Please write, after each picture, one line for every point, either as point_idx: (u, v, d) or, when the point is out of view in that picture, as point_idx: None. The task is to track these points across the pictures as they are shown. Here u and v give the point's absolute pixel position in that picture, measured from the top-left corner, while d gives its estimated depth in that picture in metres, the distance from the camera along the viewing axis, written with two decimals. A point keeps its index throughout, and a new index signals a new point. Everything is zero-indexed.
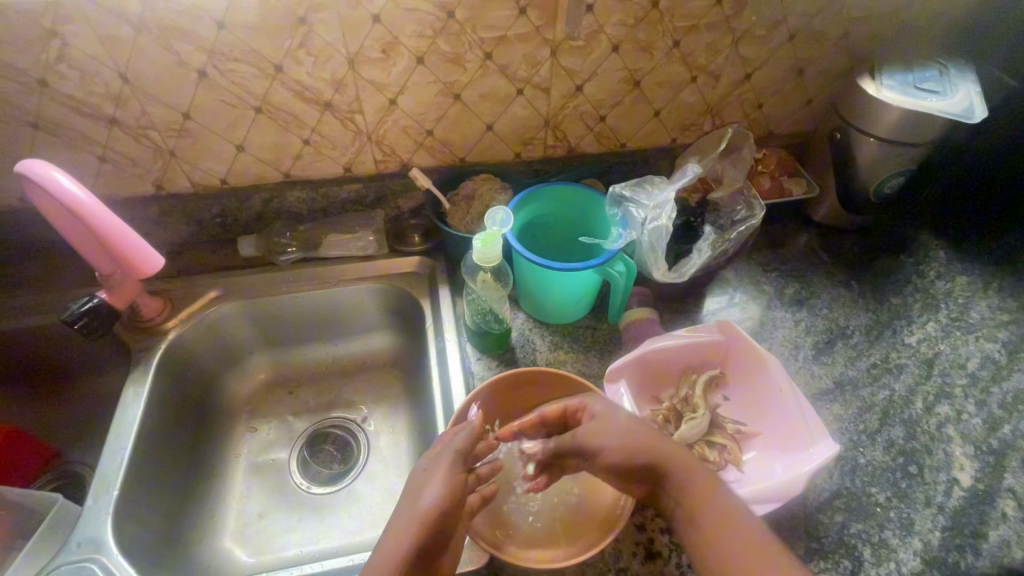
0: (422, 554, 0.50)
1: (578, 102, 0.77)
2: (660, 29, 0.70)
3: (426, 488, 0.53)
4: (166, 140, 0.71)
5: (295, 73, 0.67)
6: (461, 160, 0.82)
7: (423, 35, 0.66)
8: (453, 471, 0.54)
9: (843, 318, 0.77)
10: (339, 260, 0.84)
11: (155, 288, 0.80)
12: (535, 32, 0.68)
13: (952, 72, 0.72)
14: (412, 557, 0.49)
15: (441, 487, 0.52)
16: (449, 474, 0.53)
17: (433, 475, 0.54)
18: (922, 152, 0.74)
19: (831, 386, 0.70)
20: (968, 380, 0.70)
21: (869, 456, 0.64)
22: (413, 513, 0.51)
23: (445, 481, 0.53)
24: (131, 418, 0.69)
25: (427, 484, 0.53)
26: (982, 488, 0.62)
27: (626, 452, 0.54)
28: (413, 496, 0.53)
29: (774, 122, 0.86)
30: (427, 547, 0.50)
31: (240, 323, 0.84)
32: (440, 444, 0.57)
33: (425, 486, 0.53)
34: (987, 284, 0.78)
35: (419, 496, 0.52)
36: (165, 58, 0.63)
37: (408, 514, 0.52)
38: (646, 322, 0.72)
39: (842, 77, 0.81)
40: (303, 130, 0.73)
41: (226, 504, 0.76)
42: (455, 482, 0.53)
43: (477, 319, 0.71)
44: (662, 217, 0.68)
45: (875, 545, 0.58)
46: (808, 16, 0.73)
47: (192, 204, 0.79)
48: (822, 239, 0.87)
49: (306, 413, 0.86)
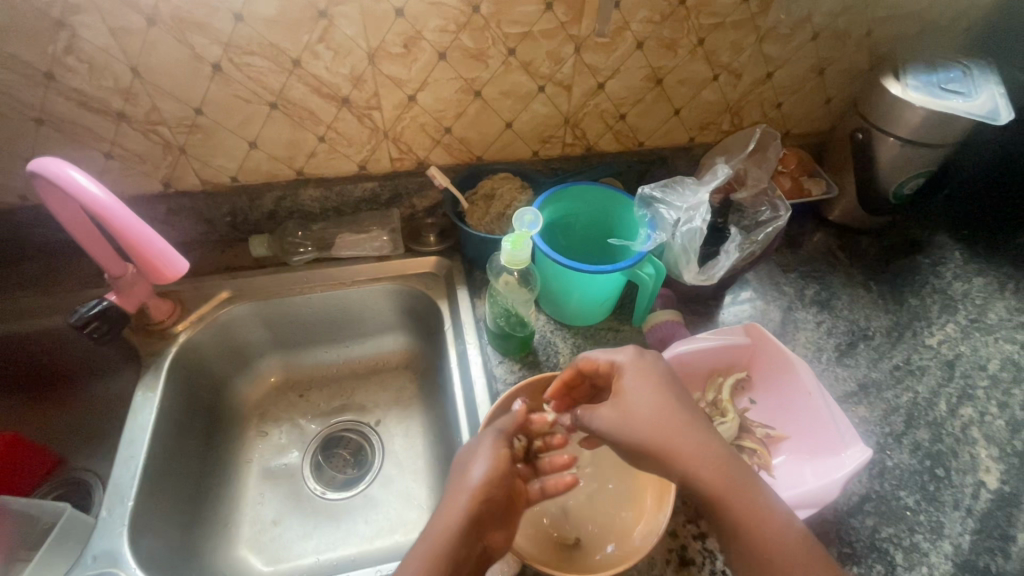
0: (474, 526, 0.49)
1: (600, 100, 0.76)
2: (686, 27, 0.69)
3: (472, 465, 0.52)
4: (177, 137, 0.69)
5: (312, 68, 0.65)
6: (478, 158, 0.80)
7: (447, 30, 0.64)
8: (498, 449, 0.53)
9: (865, 320, 0.77)
10: (352, 260, 0.82)
11: (163, 289, 0.77)
12: (560, 28, 0.66)
13: (975, 73, 0.71)
14: (464, 525, 0.49)
15: (487, 461, 0.52)
16: (495, 449, 0.53)
17: (478, 452, 0.53)
18: (944, 153, 0.74)
19: (855, 388, 0.70)
20: (989, 382, 0.70)
21: (896, 459, 0.65)
22: (463, 486, 0.51)
23: (491, 455, 0.53)
24: (143, 425, 0.67)
25: (474, 460, 0.53)
26: (1009, 490, 0.62)
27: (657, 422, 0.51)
28: (461, 472, 0.53)
29: (793, 121, 0.85)
30: (479, 520, 0.50)
31: (251, 324, 0.81)
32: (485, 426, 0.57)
33: (473, 461, 0.53)
34: (1004, 285, 0.77)
35: (467, 472, 0.52)
36: (179, 51, 0.60)
37: (459, 487, 0.51)
38: (671, 325, 0.71)
39: (862, 76, 0.81)
40: (318, 126, 0.71)
41: (240, 510, 0.75)
42: (501, 458, 0.53)
43: (500, 322, 0.69)
44: (696, 218, 0.68)
45: (906, 549, 0.58)
46: (834, 15, 0.72)
47: (201, 202, 0.77)
48: (839, 239, 0.86)
49: (319, 416, 0.84)
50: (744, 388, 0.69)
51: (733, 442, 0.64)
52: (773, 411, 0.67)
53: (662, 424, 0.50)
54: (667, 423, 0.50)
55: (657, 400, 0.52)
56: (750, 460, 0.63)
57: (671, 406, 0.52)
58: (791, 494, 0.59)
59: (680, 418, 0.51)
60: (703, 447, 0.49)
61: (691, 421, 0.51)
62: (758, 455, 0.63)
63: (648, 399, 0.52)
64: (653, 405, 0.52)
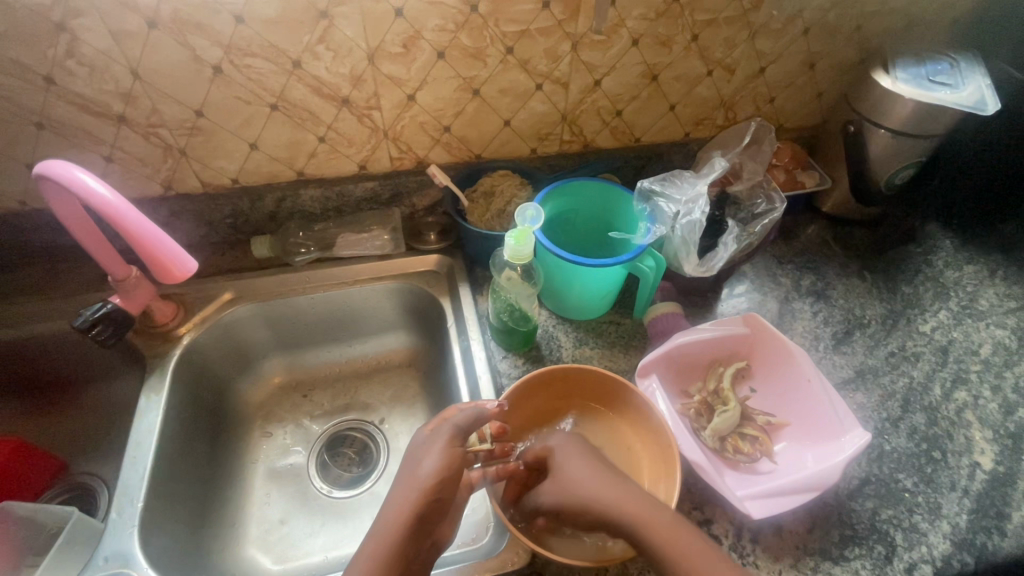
0: (422, 520, 0.54)
1: (597, 97, 0.77)
2: (680, 24, 0.70)
3: (424, 458, 0.57)
4: (178, 139, 0.69)
5: (313, 68, 0.65)
6: (477, 156, 0.81)
7: (445, 29, 0.65)
8: (451, 445, 0.57)
9: (860, 309, 0.78)
10: (354, 260, 0.83)
11: (166, 292, 0.77)
12: (557, 26, 0.67)
13: (962, 65, 0.73)
14: (411, 522, 0.53)
15: (439, 458, 0.56)
16: (449, 447, 0.57)
17: (432, 447, 0.57)
18: (934, 144, 0.75)
19: (852, 374, 0.72)
20: (982, 366, 0.72)
21: (894, 443, 0.66)
22: (414, 484, 0.55)
23: (443, 453, 0.56)
24: (149, 427, 0.67)
25: (426, 455, 0.57)
26: (1003, 470, 0.64)
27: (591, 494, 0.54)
28: (414, 464, 0.57)
29: (785, 115, 0.87)
30: (425, 515, 0.54)
31: (254, 325, 0.82)
32: (442, 418, 0.60)
33: (425, 456, 0.57)
34: (994, 272, 0.79)
35: (419, 467, 0.56)
36: (179, 53, 0.61)
37: (409, 483, 0.55)
38: (672, 316, 0.72)
39: (852, 70, 0.82)
40: (318, 127, 0.71)
41: (247, 510, 0.75)
42: (454, 454, 0.57)
43: (504, 317, 0.70)
44: (695, 211, 0.69)
45: (906, 530, 0.60)
46: (824, 10, 0.73)
47: (202, 204, 0.77)
48: (833, 230, 0.88)
49: (323, 416, 0.84)
50: (745, 377, 0.70)
51: (736, 430, 0.65)
52: (773, 399, 0.68)
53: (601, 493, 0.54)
54: (602, 488, 0.54)
55: (593, 469, 0.57)
56: (752, 447, 0.64)
57: (607, 473, 0.56)
58: (789, 479, 0.60)
59: (614, 483, 0.55)
60: (636, 503, 0.52)
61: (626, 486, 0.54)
62: (760, 443, 0.64)
63: (586, 474, 0.56)
64: (591, 473, 0.56)
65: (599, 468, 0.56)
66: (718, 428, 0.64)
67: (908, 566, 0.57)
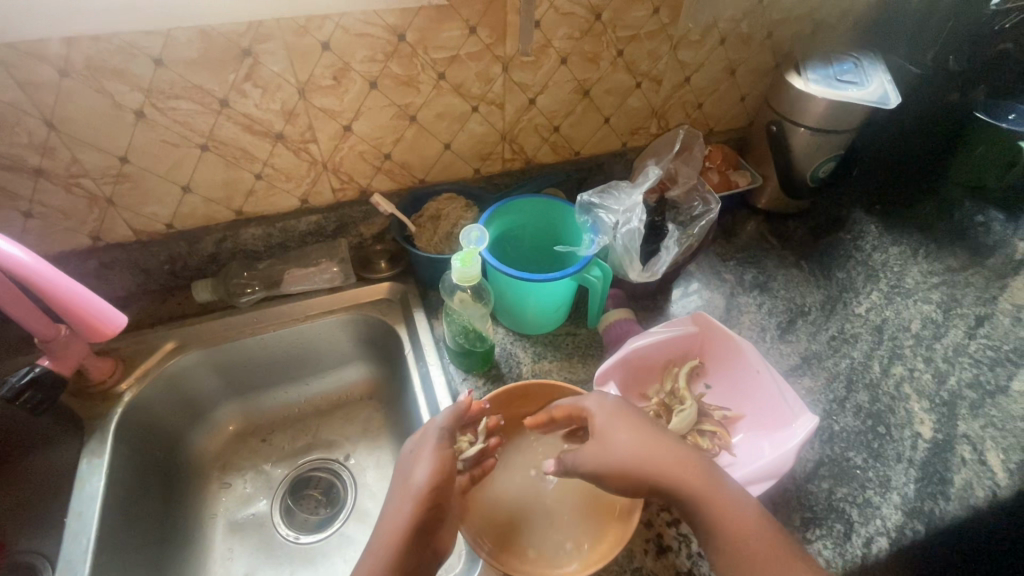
0: (420, 531, 0.52)
1: (532, 115, 0.78)
2: (604, 41, 0.73)
3: (415, 468, 0.55)
4: (103, 188, 0.66)
5: (242, 107, 0.64)
6: (421, 180, 0.81)
7: (374, 59, 0.65)
8: (440, 449, 0.56)
9: (800, 297, 0.84)
10: (302, 296, 0.81)
11: (101, 348, 0.73)
12: (486, 50, 0.69)
13: (865, 63, 0.79)
14: (410, 533, 0.51)
15: (430, 464, 0.54)
16: (437, 452, 0.55)
17: (421, 455, 0.56)
18: (848, 138, 0.81)
19: (798, 361, 0.77)
20: (914, 340, 0.75)
21: (842, 423, 0.71)
22: (407, 493, 0.53)
23: (432, 459, 0.55)
24: (92, 492, 0.63)
25: (417, 464, 0.55)
26: (942, 437, 0.67)
27: (635, 462, 0.53)
28: (405, 475, 0.55)
29: (714, 119, 0.91)
30: (424, 526, 0.52)
31: (203, 373, 0.78)
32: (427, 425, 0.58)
33: (417, 464, 0.55)
34: (917, 251, 0.80)
35: (411, 476, 0.55)
36: (98, 100, 0.59)
37: (403, 495, 0.54)
38: (624, 322, 0.74)
39: (768, 74, 0.88)
40: (254, 164, 0.70)
41: (209, 567, 0.72)
42: (443, 459, 0.55)
43: (460, 339, 0.70)
44: (634, 219, 0.71)
45: (860, 505, 0.63)
46: (736, 20, 0.78)
47: (135, 252, 0.73)
48: (769, 223, 0.94)
49: (284, 459, 0.82)
50: (699, 374, 0.72)
51: (694, 427, 0.67)
52: (728, 393, 0.71)
53: (641, 454, 0.54)
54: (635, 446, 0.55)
55: (631, 431, 0.56)
56: (712, 443, 0.66)
57: (640, 431, 0.56)
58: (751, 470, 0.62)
59: (641, 437, 0.55)
60: (674, 463, 0.54)
61: (661, 443, 0.55)
62: (718, 437, 0.66)
63: (627, 439, 0.55)
64: (628, 436, 0.55)
65: (629, 424, 0.56)
66: (678, 428, 0.65)
67: (866, 540, 0.60)
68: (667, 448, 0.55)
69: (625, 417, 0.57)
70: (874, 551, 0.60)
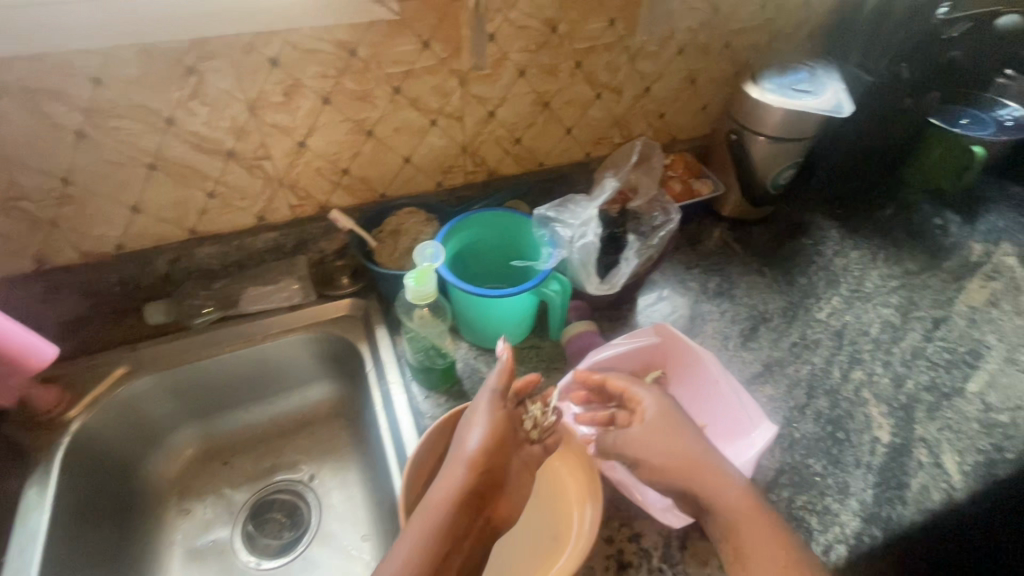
0: (473, 493, 0.55)
1: (492, 127, 0.78)
2: (561, 53, 0.73)
3: (469, 433, 0.58)
4: (45, 210, 0.64)
5: (189, 125, 0.63)
6: (382, 195, 0.80)
7: (326, 75, 0.64)
8: (494, 413, 0.59)
9: (763, 303, 0.83)
10: (261, 315, 0.80)
11: (48, 375, 0.71)
12: (441, 64, 0.68)
13: (820, 72, 0.80)
14: (461, 495, 0.54)
15: (485, 428, 0.58)
16: (490, 415, 0.59)
17: (474, 420, 0.59)
18: (806, 145, 0.82)
19: (760, 368, 0.76)
20: (873, 345, 0.77)
21: (803, 430, 0.70)
22: (460, 457, 0.56)
23: (488, 423, 0.58)
24: (36, 526, 0.61)
25: (470, 430, 0.58)
26: (899, 441, 0.68)
27: (674, 468, 0.57)
28: (458, 442, 0.58)
29: (676, 128, 0.92)
30: (474, 490, 0.55)
31: (159, 397, 0.76)
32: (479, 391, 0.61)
33: (470, 429, 0.58)
34: (876, 255, 0.86)
35: (465, 439, 0.57)
36: (35, 121, 0.57)
37: (455, 461, 0.56)
38: (587, 334, 0.73)
39: (728, 83, 0.88)
40: (205, 182, 0.68)
41: None
42: (497, 424, 0.58)
43: (420, 357, 0.70)
44: (589, 233, 0.71)
45: (820, 513, 0.63)
46: (693, 31, 0.78)
47: (83, 275, 0.71)
48: (733, 231, 0.93)
49: (245, 482, 0.79)
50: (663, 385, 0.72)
51: None
52: (689, 403, 0.71)
53: (684, 457, 0.58)
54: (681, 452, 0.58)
55: (671, 440, 0.59)
56: None
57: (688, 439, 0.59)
58: None
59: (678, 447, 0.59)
60: (715, 472, 0.57)
61: (708, 452, 0.58)
62: None
63: (665, 448, 0.58)
64: (678, 440, 0.59)
65: (676, 431, 0.60)
66: None
67: (824, 548, 0.60)
68: (708, 455, 0.58)
69: (683, 424, 0.61)
70: (832, 559, 0.59)
